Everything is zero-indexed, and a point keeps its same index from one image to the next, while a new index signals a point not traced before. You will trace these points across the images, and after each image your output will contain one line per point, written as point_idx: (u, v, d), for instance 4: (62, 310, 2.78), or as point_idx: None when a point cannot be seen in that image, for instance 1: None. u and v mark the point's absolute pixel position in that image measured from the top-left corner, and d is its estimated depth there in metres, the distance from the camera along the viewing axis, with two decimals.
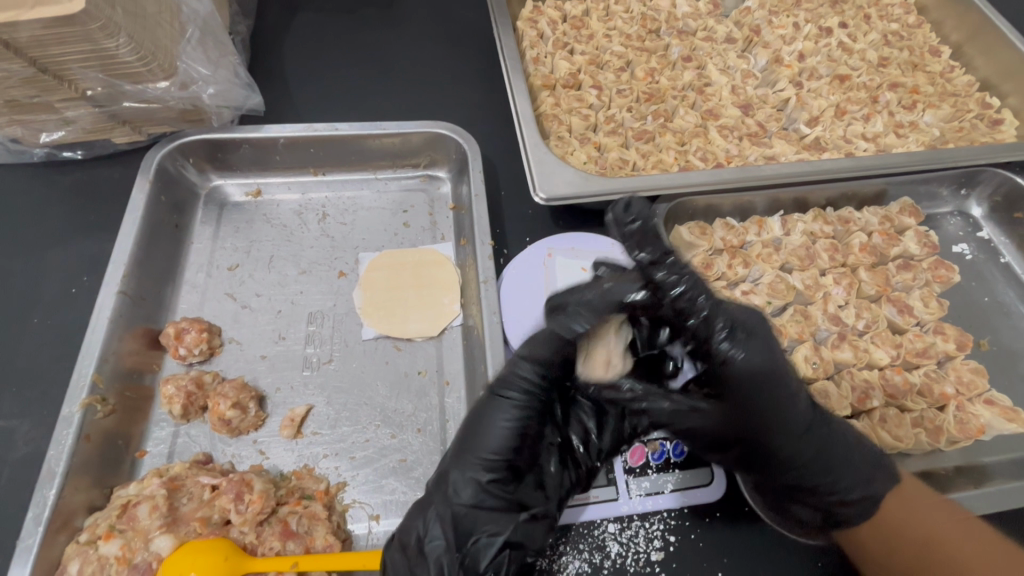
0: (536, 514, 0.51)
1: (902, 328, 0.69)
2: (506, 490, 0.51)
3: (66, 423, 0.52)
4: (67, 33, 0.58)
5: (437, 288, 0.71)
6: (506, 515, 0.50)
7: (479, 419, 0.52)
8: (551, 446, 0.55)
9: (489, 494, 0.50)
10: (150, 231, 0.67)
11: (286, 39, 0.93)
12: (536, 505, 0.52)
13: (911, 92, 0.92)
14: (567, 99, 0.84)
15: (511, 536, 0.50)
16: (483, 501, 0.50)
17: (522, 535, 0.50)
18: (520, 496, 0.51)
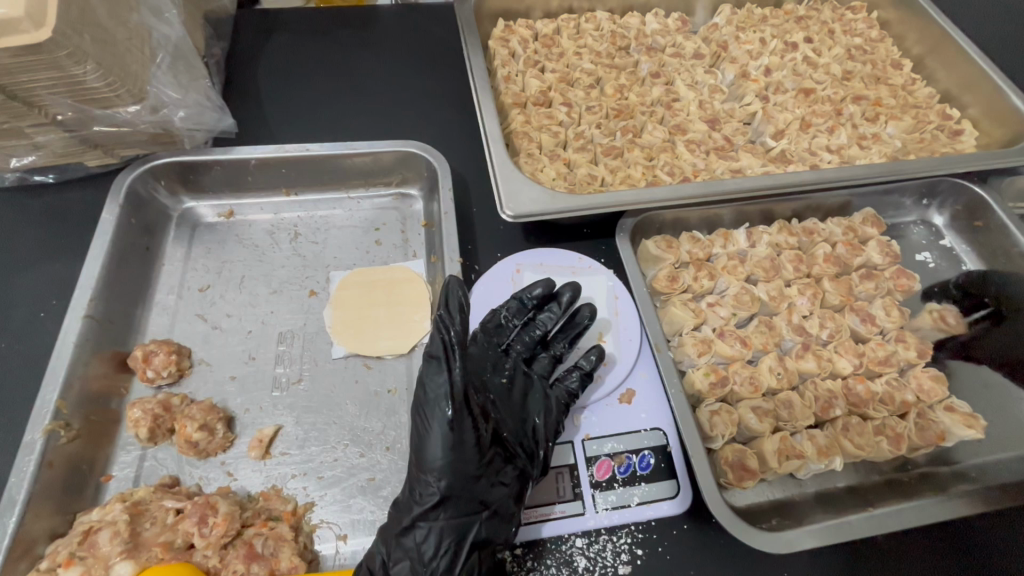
0: (500, 512, 0.52)
1: (865, 337, 0.70)
2: (464, 495, 0.51)
3: (28, 450, 0.52)
4: (35, 62, 0.59)
5: (407, 306, 0.72)
6: (468, 518, 0.51)
7: (421, 431, 0.52)
8: (502, 440, 0.55)
9: (449, 503, 0.51)
10: (119, 253, 0.68)
11: (261, 61, 0.94)
12: (497, 500, 0.52)
13: (874, 104, 0.94)
14: (537, 117, 0.86)
15: (477, 536, 0.51)
16: (444, 512, 0.51)
17: (487, 532, 0.52)
18: (480, 497, 0.52)
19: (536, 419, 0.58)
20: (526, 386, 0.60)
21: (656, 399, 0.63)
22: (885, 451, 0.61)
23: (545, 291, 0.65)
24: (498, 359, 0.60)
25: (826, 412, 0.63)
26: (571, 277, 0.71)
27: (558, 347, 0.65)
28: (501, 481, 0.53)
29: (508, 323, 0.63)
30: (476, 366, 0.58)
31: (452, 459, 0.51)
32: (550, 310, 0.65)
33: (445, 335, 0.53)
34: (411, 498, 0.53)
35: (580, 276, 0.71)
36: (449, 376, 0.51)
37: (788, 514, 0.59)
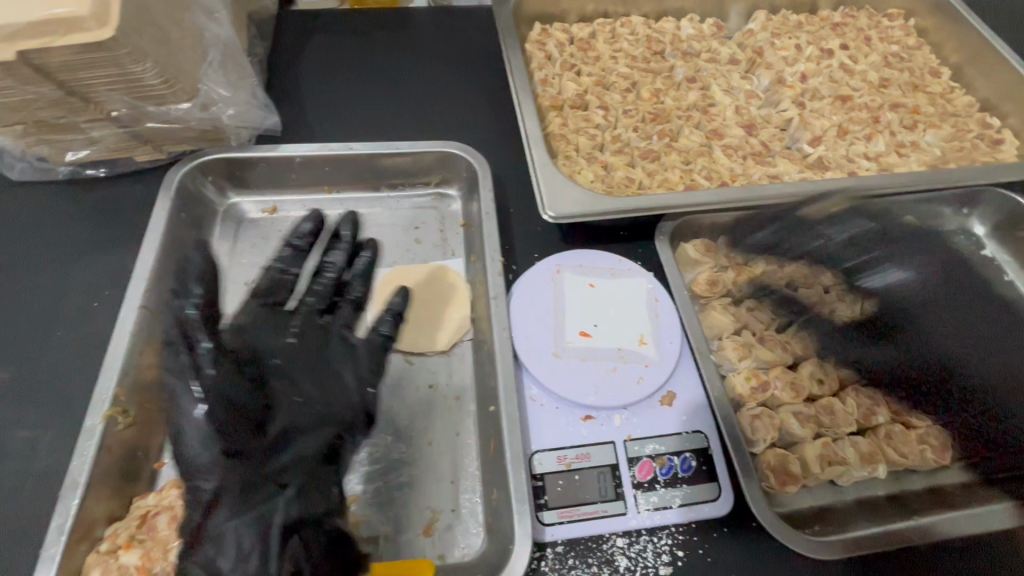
0: (306, 484, 0.52)
1: (907, 345, 0.69)
2: (240, 465, 0.50)
3: (89, 434, 0.53)
4: (96, 59, 0.61)
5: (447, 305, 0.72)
6: (270, 503, 0.49)
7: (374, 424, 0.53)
8: None
9: (234, 486, 0.49)
10: (169, 246, 0.69)
11: (302, 61, 0.96)
12: (298, 476, 0.52)
13: (912, 112, 0.93)
14: (574, 120, 0.87)
15: (286, 518, 0.49)
16: (263, 491, 0.50)
17: (298, 509, 0.50)
18: (270, 473, 0.51)
19: (343, 373, 0.59)
20: (319, 339, 0.59)
21: (695, 402, 0.64)
22: (930, 460, 0.62)
23: (315, 228, 0.64)
24: (277, 320, 0.59)
25: (869, 420, 0.65)
26: (611, 279, 0.71)
27: (353, 291, 0.64)
28: (309, 452, 0.53)
29: (282, 277, 0.61)
30: (245, 335, 0.56)
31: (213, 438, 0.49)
32: (331, 260, 0.64)
33: (190, 312, 0.50)
34: (186, 472, 0.51)
35: (620, 278, 0.71)
36: (195, 358, 0.50)
37: (830, 520, 0.60)
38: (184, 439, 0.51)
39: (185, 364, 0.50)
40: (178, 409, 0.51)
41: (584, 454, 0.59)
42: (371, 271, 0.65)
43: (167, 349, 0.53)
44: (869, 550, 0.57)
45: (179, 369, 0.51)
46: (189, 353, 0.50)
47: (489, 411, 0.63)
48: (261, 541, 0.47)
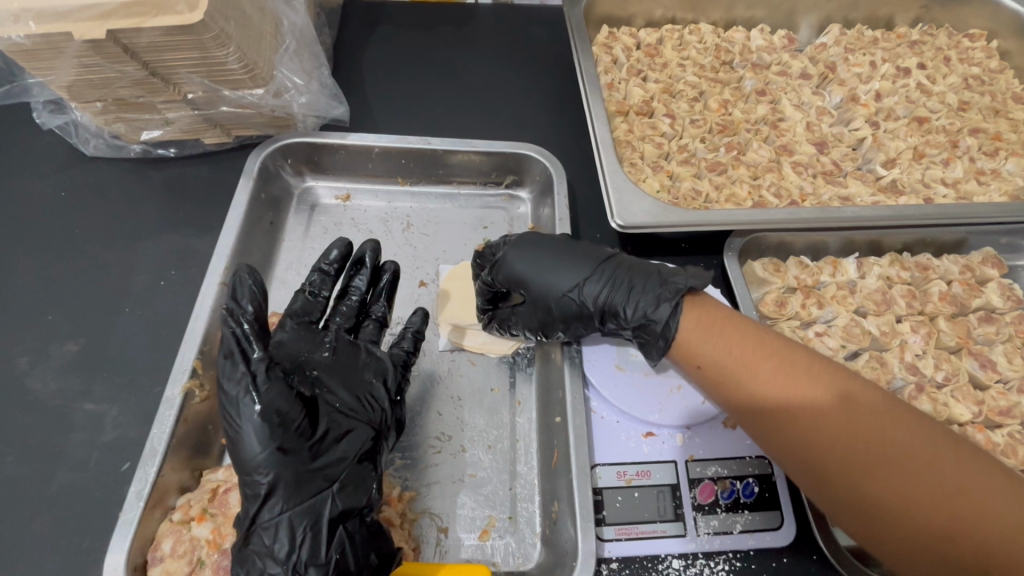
0: (359, 484, 0.51)
1: (984, 384, 0.67)
2: (287, 459, 0.48)
3: (170, 405, 0.55)
4: (183, 41, 0.61)
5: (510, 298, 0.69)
6: (318, 497, 0.49)
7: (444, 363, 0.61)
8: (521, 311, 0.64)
9: (286, 481, 0.48)
10: (249, 226, 0.70)
11: (367, 52, 0.96)
12: (346, 474, 0.51)
13: (993, 138, 0.89)
14: (640, 127, 0.85)
15: (334, 511, 0.49)
16: (312, 488, 0.49)
17: (346, 503, 0.50)
18: (320, 469, 0.49)
19: (374, 382, 0.57)
20: (351, 354, 0.58)
21: None
22: None
23: (343, 253, 0.63)
24: (313, 337, 0.58)
25: None
26: None
27: (377, 310, 0.64)
28: (357, 455, 0.52)
29: (314, 300, 0.61)
30: (288, 352, 0.56)
31: (264, 435, 0.47)
32: (359, 280, 0.64)
33: (236, 328, 0.49)
34: (239, 467, 0.48)
35: None
36: (248, 367, 0.48)
37: None
38: (235, 440, 0.47)
39: (241, 375, 0.47)
40: (232, 413, 0.47)
41: (644, 471, 0.58)
42: (394, 292, 0.65)
43: (222, 358, 0.48)
44: None
45: (236, 379, 0.48)
46: (245, 364, 0.48)
47: (554, 420, 0.62)
48: (311, 531, 0.48)
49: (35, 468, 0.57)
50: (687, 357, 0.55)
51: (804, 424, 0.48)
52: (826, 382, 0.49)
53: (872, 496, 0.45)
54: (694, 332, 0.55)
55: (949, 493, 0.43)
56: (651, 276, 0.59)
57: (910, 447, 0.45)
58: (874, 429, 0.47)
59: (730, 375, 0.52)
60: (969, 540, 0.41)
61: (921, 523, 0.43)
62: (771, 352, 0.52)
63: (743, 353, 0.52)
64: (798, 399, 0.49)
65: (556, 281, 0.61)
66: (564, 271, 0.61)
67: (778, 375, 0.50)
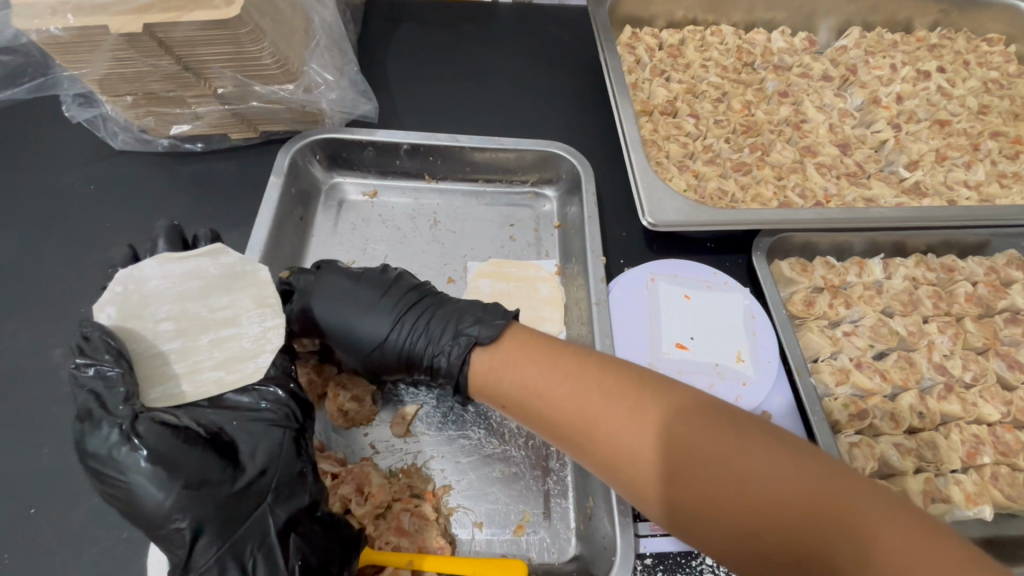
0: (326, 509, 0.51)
1: (1012, 384, 0.67)
2: (202, 494, 0.44)
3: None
4: (218, 36, 0.62)
5: (219, 314, 0.50)
6: (259, 511, 0.47)
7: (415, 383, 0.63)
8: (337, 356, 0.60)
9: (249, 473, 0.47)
10: (280, 221, 0.71)
11: (390, 49, 0.96)
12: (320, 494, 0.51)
13: (1013, 142, 0.90)
14: (665, 126, 0.86)
15: (278, 522, 0.47)
16: (275, 511, 0.47)
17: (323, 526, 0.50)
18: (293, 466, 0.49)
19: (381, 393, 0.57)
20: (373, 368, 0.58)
21: (792, 425, 0.62)
22: None
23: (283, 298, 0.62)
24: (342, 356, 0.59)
25: (973, 458, 0.61)
26: (706, 291, 0.70)
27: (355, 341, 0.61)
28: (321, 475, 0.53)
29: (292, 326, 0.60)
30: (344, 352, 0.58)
31: (195, 456, 0.45)
32: (96, 366, 0.45)
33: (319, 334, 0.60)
34: (146, 524, 0.43)
35: (715, 292, 0.70)
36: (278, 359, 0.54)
37: None
38: (134, 493, 0.43)
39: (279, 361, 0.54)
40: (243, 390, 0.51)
41: None
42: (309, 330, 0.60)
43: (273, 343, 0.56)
44: None
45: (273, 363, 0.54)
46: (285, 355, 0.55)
47: None
48: (261, 552, 0.45)
49: (71, 459, 0.57)
50: (494, 391, 0.52)
51: (613, 457, 0.44)
52: (627, 406, 0.45)
53: (711, 520, 0.40)
54: (497, 367, 0.52)
55: (769, 494, 0.38)
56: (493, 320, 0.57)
57: (727, 460, 0.40)
58: (681, 447, 0.42)
59: (529, 407, 0.49)
60: (821, 552, 0.36)
61: (761, 534, 0.38)
62: (566, 369, 0.49)
63: (540, 377, 0.49)
64: (597, 424, 0.45)
65: (370, 325, 0.58)
66: (368, 320, 0.58)
67: (575, 397, 0.47)
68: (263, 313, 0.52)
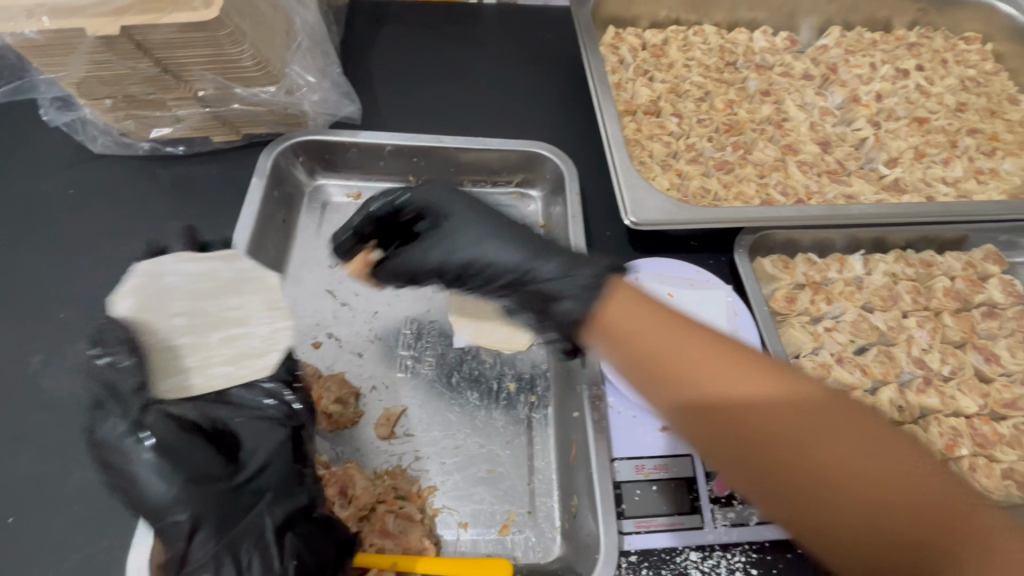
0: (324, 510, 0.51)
1: (989, 377, 0.68)
2: (202, 489, 0.45)
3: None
4: (197, 38, 0.61)
5: (231, 314, 0.51)
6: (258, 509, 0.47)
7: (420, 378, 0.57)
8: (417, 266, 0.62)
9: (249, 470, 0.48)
10: (262, 224, 0.71)
11: (375, 50, 0.96)
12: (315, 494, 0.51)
13: (989, 139, 0.91)
14: (649, 126, 0.86)
15: (276, 520, 0.47)
16: (272, 506, 0.48)
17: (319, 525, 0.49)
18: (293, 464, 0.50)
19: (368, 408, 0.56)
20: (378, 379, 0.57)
21: None
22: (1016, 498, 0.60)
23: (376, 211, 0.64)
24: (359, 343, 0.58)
25: (952, 451, 0.62)
26: (690, 289, 0.70)
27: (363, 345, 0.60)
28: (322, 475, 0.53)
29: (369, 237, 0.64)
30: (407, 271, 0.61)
31: (197, 452, 0.46)
32: (111, 356, 0.47)
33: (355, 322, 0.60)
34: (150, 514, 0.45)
35: (698, 289, 0.70)
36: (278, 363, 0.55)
37: None
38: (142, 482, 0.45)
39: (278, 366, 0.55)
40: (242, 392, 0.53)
41: (662, 464, 0.59)
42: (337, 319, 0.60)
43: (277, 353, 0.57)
44: None
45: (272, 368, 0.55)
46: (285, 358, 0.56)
47: (571, 416, 0.63)
48: (258, 551, 0.46)
49: (49, 466, 0.56)
50: (616, 334, 0.48)
51: (677, 389, 0.44)
52: (770, 381, 0.42)
53: (790, 484, 0.41)
54: (625, 308, 0.48)
55: (919, 492, 0.39)
56: (559, 268, 0.54)
57: (812, 433, 0.41)
58: (810, 430, 0.41)
59: (649, 366, 0.45)
60: (934, 546, 0.37)
61: (841, 509, 0.39)
62: (732, 348, 0.44)
63: (665, 338, 0.45)
64: (771, 397, 0.42)
65: (493, 248, 0.57)
66: (488, 244, 0.57)
67: (749, 380, 0.42)
68: (274, 315, 0.52)
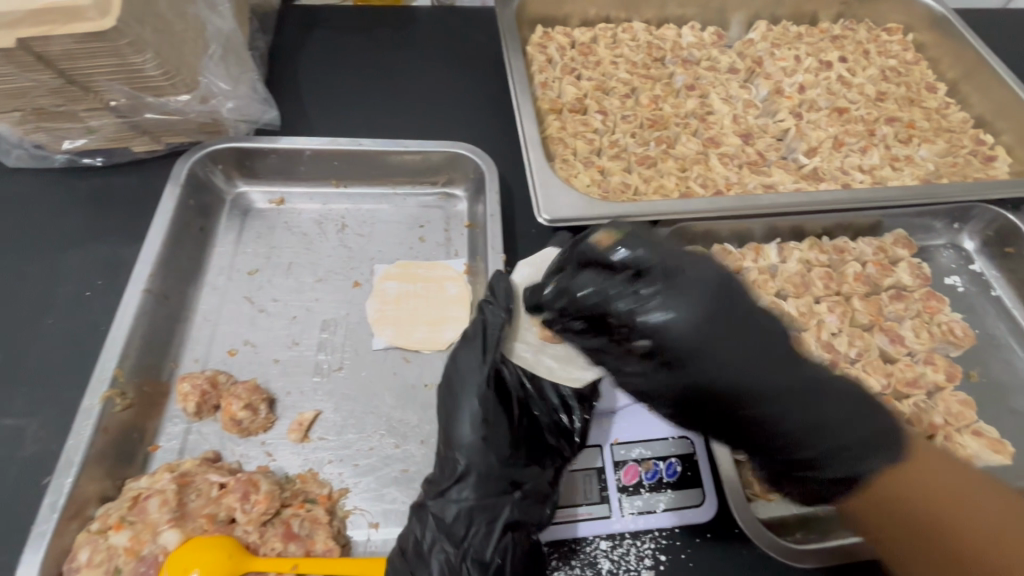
0: (529, 493, 0.54)
1: (893, 357, 0.71)
2: (466, 482, 0.53)
3: (88, 415, 0.55)
4: (97, 49, 0.61)
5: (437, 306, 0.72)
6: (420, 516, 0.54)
7: (500, 412, 0.56)
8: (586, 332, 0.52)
9: (476, 471, 0.53)
10: (176, 233, 0.70)
11: (303, 55, 0.96)
12: (527, 483, 0.55)
13: (907, 126, 0.94)
14: (573, 123, 0.87)
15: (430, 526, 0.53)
16: (463, 491, 0.53)
17: (519, 513, 0.54)
18: (450, 468, 0.54)
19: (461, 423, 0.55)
20: (495, 399, 0.56)
21: None
22: None
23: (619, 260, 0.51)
24: (490, 353, 0.58)
25: None
26: None
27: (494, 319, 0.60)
28: (541, 463, 0.56)
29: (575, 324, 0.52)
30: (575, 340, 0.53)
31: (485, 454, 0.54)
32: (493, 305, 0.61)
33: (496, 320, 0.60)
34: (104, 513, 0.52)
35: None
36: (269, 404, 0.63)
37: (812, 528, 0.60)
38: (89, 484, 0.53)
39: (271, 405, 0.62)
40: (454, 394, 0.56)
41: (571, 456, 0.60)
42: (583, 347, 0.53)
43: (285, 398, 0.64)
44: (849, 559, 0.56)
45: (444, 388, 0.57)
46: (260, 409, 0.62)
47: None
48: (435, 546, 0.52)
49: None
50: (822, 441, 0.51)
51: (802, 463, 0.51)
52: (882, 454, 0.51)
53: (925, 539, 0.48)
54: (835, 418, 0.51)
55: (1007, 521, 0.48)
56: (730, 379, 0.49)
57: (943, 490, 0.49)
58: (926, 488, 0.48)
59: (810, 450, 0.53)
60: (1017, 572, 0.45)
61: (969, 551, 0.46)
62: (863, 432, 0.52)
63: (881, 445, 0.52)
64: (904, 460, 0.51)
65: (738, 367, 0.49)
66: (756, 376, 0.49)
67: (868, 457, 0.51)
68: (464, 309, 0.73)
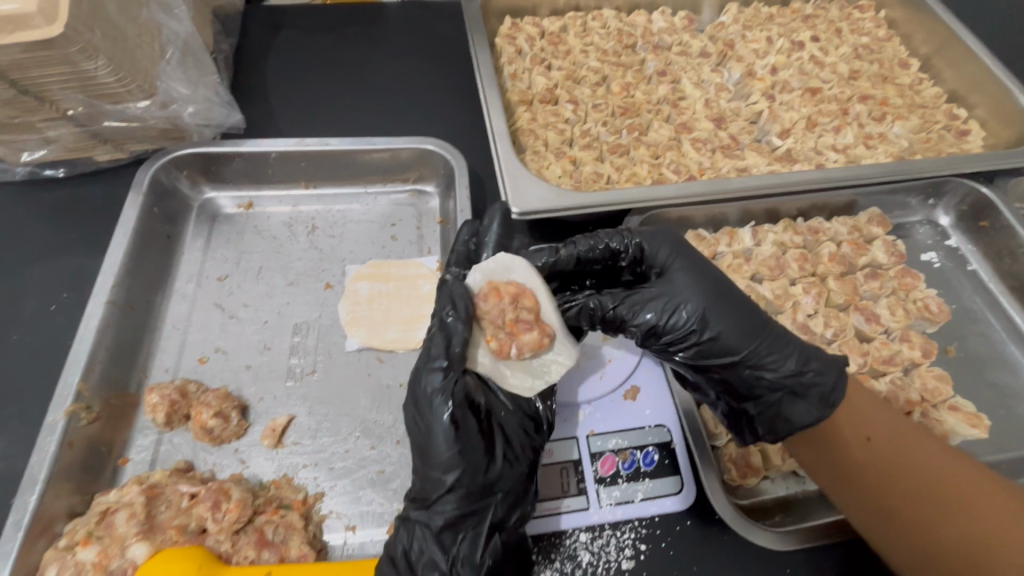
0: (511, 492, 0.53)
1: (869, 336, 0.71)
2: (448, 496, 0.51)
3: (51, 430, 0.54)
4: (46, 57, 0.59)
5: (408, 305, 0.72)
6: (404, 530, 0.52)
7: (471, 421, 0.52)
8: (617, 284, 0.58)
9: (458, 483, 0.51)
10: (141, 242, 0.69)
11: (269, 57, 0.95)
12: (507, 483, 0.53)
13: (880, 103, 0.94)
14: (543, 114, 0.86)
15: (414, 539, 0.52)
16: (448, 504, 0.51)
17: (503, 514, 0.53)
18: (425, 482, 0.52)
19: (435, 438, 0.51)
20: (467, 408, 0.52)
21: (660, 397, 0.63)
22: None
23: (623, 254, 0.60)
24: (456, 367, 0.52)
25: None
26: None
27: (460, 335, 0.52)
28: (516, 461, 0.54)
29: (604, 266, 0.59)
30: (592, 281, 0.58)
31: (461, 465, 0.51)
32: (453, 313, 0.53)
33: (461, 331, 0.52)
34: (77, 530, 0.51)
35: None
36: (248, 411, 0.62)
37: (792, 511, 0.60)
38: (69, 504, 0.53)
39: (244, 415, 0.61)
40: (423, 416, 0.51)
41: (547, 450, 0.60)
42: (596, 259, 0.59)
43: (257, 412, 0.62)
44: (829, 539, 0.56)
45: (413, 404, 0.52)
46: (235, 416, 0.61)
47: None
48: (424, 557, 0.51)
49: None
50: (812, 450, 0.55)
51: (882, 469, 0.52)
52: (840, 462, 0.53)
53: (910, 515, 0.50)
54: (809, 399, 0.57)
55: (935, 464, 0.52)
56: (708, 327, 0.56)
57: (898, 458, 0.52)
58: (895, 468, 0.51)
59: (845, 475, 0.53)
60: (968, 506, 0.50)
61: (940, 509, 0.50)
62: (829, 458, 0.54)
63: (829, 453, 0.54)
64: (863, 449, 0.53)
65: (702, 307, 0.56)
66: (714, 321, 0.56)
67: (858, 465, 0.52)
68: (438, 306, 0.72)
